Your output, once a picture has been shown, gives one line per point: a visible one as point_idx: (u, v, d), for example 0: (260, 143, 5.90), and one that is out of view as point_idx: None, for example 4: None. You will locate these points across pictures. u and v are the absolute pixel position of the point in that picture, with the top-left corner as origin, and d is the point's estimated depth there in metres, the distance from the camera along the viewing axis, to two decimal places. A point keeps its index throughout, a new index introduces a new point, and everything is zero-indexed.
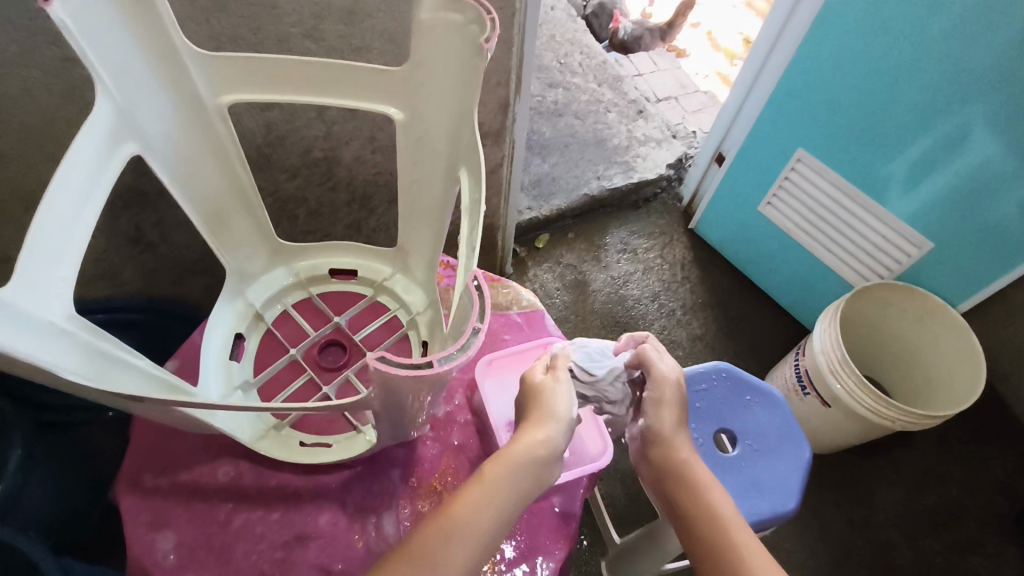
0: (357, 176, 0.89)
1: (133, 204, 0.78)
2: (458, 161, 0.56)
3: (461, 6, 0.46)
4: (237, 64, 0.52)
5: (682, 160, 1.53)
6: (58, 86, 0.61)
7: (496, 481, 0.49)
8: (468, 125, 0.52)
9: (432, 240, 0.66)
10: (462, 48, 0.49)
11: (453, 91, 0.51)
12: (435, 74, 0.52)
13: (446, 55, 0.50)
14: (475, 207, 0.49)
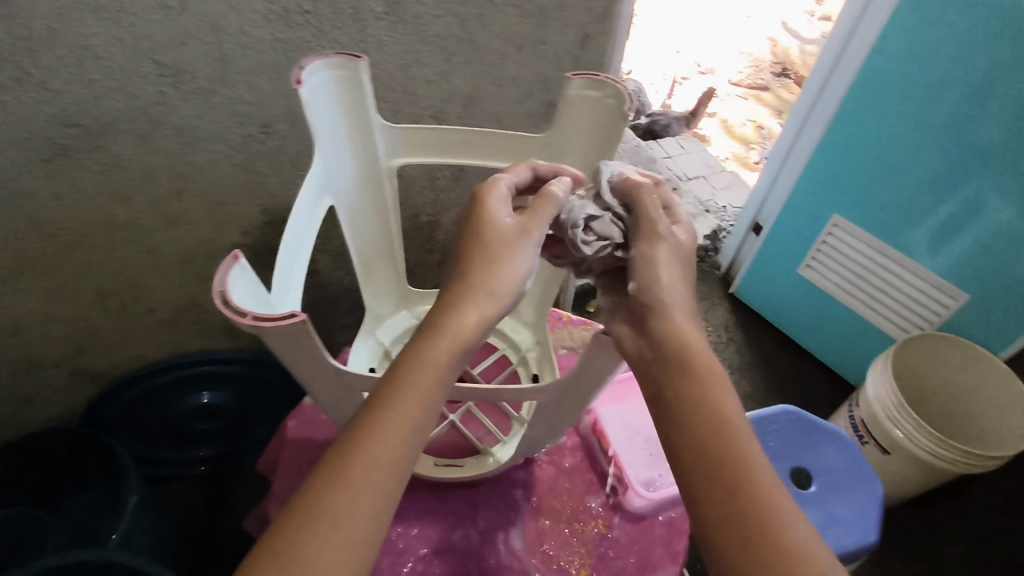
0: (451, 239, 1.01)
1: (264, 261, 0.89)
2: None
3: (602, 83, 0.60)
4: (415, 136, 0.64)
5: (716, 232, 1.63)
6: (236, 156, 0.74)
7: (432, 358, 0.44)
8: (601, 175, 0.64)
9: (546, 283, 0.78)
10: (599, 117, 0.62)
11: (586, 151, 0.65)
12: (571, 137, 0.65)
13: (584, 122, 0.64)
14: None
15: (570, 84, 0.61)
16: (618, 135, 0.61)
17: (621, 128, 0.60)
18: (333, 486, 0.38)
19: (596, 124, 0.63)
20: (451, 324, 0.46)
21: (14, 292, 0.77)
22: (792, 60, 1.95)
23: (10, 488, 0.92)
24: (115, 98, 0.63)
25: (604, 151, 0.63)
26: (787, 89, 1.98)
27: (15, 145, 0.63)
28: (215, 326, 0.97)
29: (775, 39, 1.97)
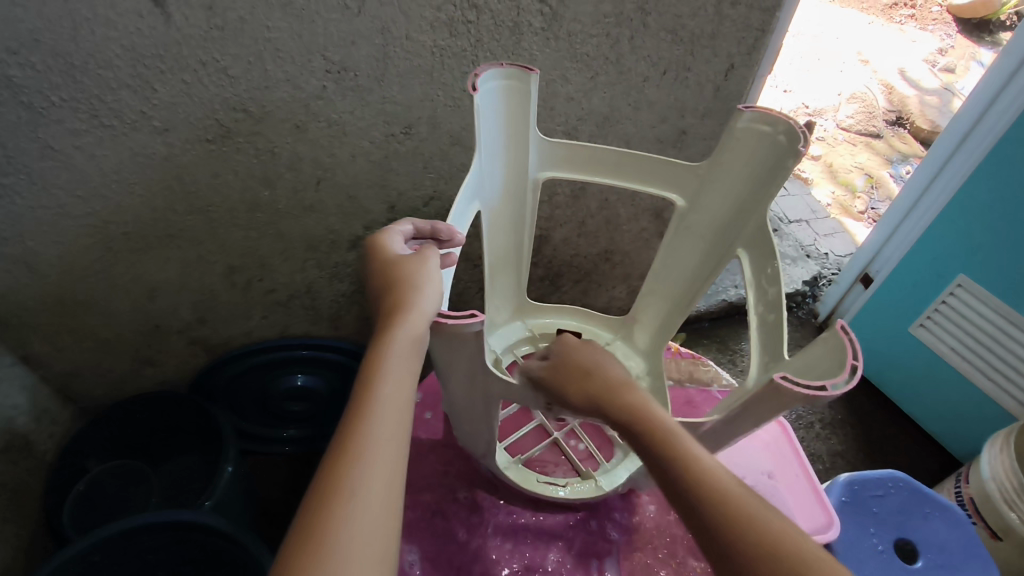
0: (557, 255, 1.00)
1: None
2: (726, 244, 0.68)
3: (773, 119, 0.60)
4: (572, 152, 0.67)
5: (817, 279, 1.56)
6: (375, 152, 0.76)
7: (399, 343, 0.44)
8: (755, 212, 0.63)
9: (669, 312, 0.78)
10: (763, 153, 0.62)
11: (739, 188, 0.65)
12: (726, 172, 0.65)
13: (746, 156, 0.63)
14: (773, 277, 0.59)
15: (741, 116, 0.61)
16: (783, 174, 0.60)
17: (788, 167, 0.59)
18: (349, 472, 0.38)
19: (756, 162, 0.63)
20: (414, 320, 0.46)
21: (156, 259, 0.82)
22: (908, 109, 1.75)
23: (112, 440, 0.95)
24: (283, 88, 0.67)
25: (764, 188, 0.62)
26: (901, 139, 1.75)
27: (189, 124, 0.67)
28: (322, 316, 0.99)
29: (890, 85, 1.79)
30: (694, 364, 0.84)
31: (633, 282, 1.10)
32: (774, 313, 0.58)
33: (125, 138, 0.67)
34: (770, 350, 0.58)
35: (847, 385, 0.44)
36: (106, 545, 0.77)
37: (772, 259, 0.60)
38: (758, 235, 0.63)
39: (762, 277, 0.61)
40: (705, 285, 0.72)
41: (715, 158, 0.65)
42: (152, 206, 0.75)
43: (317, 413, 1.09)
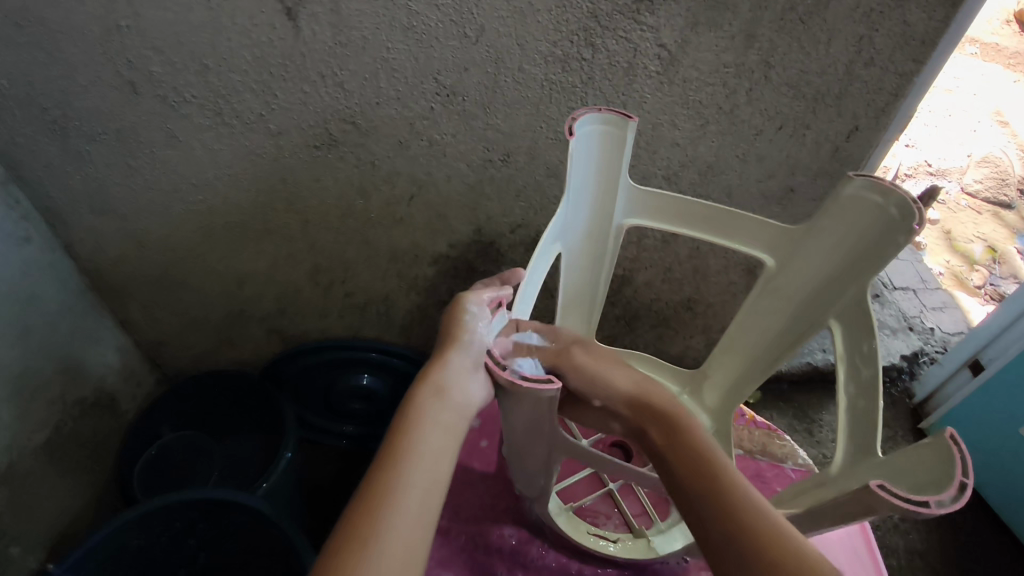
0: (637, 297, 0.98)
1: (460, 274, 0.91)
2: (817, 316, 0.60)
3: (886, 189, 0.51)
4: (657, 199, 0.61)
5: (917, 355, 1.43)
6: (470, 176, 0.77)
7: (427, 401, 0.50)
8: (853, 287, 0.55)
9: (742, 376, 0.70)
10: (870, 225, 0.53)
11: (840, 259, 0.57)
12: (826, 240, 0.57)
13: (853, 226, 0.55)
14: (870, 360, 0.51)
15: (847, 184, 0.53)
16: (892, 251, 0.51)
17: (899, 245, 0.51)
18: (370, 519, 0.42)
19: (862, 233, 0.54)
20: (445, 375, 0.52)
21: (252, 250, 0.86)
22: None
23: (187, 410, 1.00)
24: (393, 106, 0.69)
25: (867, 264, 0.54)
26: None
27: (301, 130, 0.70)
28: (396, 324, 1.01)
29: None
30: (770, 436, 0.77)
31: (713, 334, 1.05)
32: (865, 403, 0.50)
33: (241, 137, 0.71)
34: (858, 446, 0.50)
35: (955, 504, 0.37)
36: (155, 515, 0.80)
37: (871, 337, 0.52)
38: (855, 311, 0.55)
39: (854, 358, 0.53)
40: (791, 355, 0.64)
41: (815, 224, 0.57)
42: (255, 201, 0.79)
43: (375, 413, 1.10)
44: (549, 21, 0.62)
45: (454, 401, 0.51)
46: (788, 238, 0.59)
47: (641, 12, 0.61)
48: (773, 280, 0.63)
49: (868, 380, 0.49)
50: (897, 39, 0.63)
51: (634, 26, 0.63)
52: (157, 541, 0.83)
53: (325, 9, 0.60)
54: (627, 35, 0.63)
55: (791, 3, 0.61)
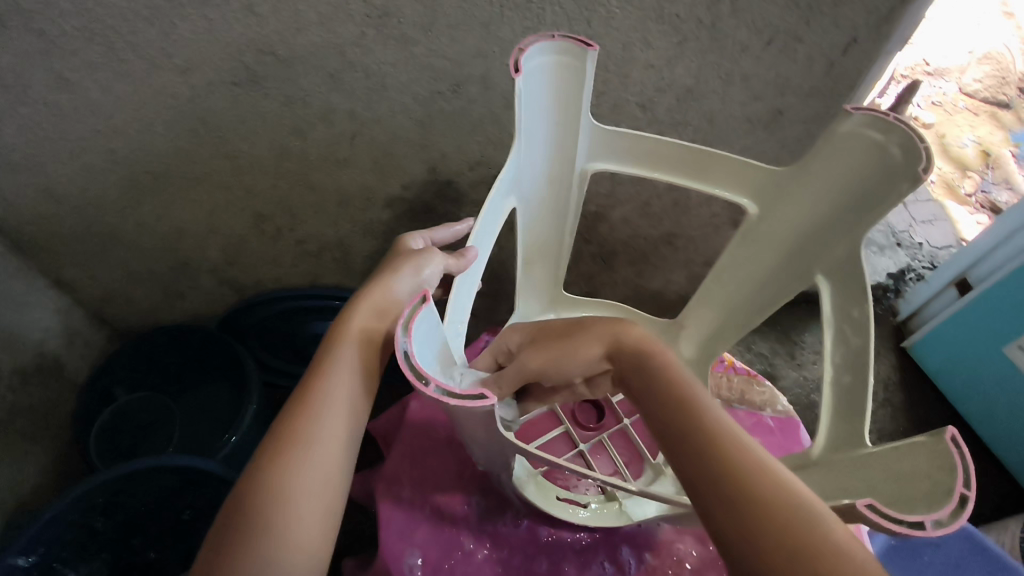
0: (612, 233, 0.91)
1: (418, 218, 0.83)
2: (803, 268, 0.54)
3: (888, 125, 0.44)
4: (625, 140, 0.54)
5: (903, 272, 1.39)
6: (418, 111, 0.68)
7: (366, 313, 0.50)
8: (845, 238, 0.49)
9: (721, 328, 0.66)
10: (867, 167, 0.46)
11: (827, 208, 0.50)
12: (815, 186, 0.50)
13: (846, 171, 0.48)
14: (859, 324, 0.45)
15: (846, 120, 0.45)
16: (891, 198, 0.45)
17: (900, 194, 0.44)
18: (300, 425, 0.44)
19: (855, 180, 0.47)
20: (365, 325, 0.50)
21: (184, 201, 0.77)
22: None
23: (139, 368, 0.95)
24: (317, 32, 0.58)
25: (859, 215, 0.47)
26: None
27: (213, 64, 0.60)
28: (355, 271, 0.94)
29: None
30: (748, 382, 0.74)
31: (694, 267, 1.00)
32: (849, 375, 0.45)
33: (144, 75, 0.61)
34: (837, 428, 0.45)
35: (951, 521, 0.32)
36: (111, 485, 0.75)
37: (861, 302, 0.46)
38: (845, 266, 0.49)
39: (842, 320, 0.47)
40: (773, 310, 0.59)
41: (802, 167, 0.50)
42: (176, 147, 0.69)
43: None
44: None
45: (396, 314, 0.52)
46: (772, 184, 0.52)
47: None
48: (754, 230, 0.56)
49: (859, 345, 0.44)
50: None
51: None
52: (120, 500, 0.79)
53: None
54: None
55: None
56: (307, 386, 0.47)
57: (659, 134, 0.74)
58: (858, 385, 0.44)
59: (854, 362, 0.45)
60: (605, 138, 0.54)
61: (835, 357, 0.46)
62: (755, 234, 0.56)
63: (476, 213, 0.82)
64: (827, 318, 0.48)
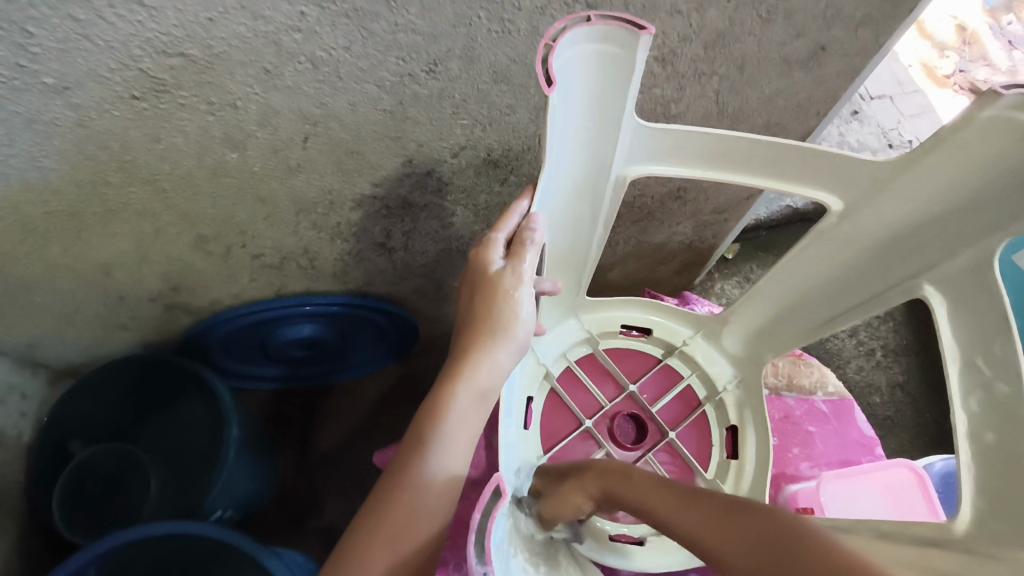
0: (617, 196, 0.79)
1: (393, 215, 0.69)
2: (903, 271, 0.50)
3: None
4: (671, 139, 0.49)
5: None
6: (384, 100, 0.52)
7: (461, 404, 0.47)
8: (976, 244, 0.44)
9: (782, 321, 0.62)
10: (1011, 159, 0.40)
11: (939, 203, 0.45)
12: (924, 179, 0.45)
13: (973, 162, 0.42)
14: (1004, 364, 0.41)
15: (992, 105, 0.39)
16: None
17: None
18: (374, 547, 0.41)
19: (984, 174, 0.41)
20: (464, 416, 0.47)
21: (102, 237, 0.62)
22: None
23: (96, 419, 0.83)
24: (237, 18, 0.42)
25: (988, 215, 0.42)
26: None
27: (99, 78, 0.44)
28: (323, 275, 0.80)
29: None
30: (795, 365, 0.72)
31: (702, 217, 0.88)
32: (993, 433, 0.41)
33: (6, 101, 0.44)
34: (987, 491, 0.41)
35: None
36: (110, 558, 0.68)
37: (1001, 333, 0.42)
38: (978, 273, 0.44)
39: (975, 352, 0.44)
40: (862, 310, 0.54)
41: (910, 160, 0.44)
42: (74, 179, 0.53)
43: (321, 353, 0.93)
44: None
45: (490, 397, 0.48)
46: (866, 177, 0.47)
47: None
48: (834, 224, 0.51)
49: (1008, 393, 0.41)
50: None
51: None
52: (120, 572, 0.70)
53: None
54: None
55: None
56: (391, 492, 0.43)
57: (680, 90, 0.60)
58: (1012, 444, 0.40)
59: (997, 417, 0.41)
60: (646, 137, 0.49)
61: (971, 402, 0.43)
62: (835, 228, 0.52)
63: (464, 200, 0.68)
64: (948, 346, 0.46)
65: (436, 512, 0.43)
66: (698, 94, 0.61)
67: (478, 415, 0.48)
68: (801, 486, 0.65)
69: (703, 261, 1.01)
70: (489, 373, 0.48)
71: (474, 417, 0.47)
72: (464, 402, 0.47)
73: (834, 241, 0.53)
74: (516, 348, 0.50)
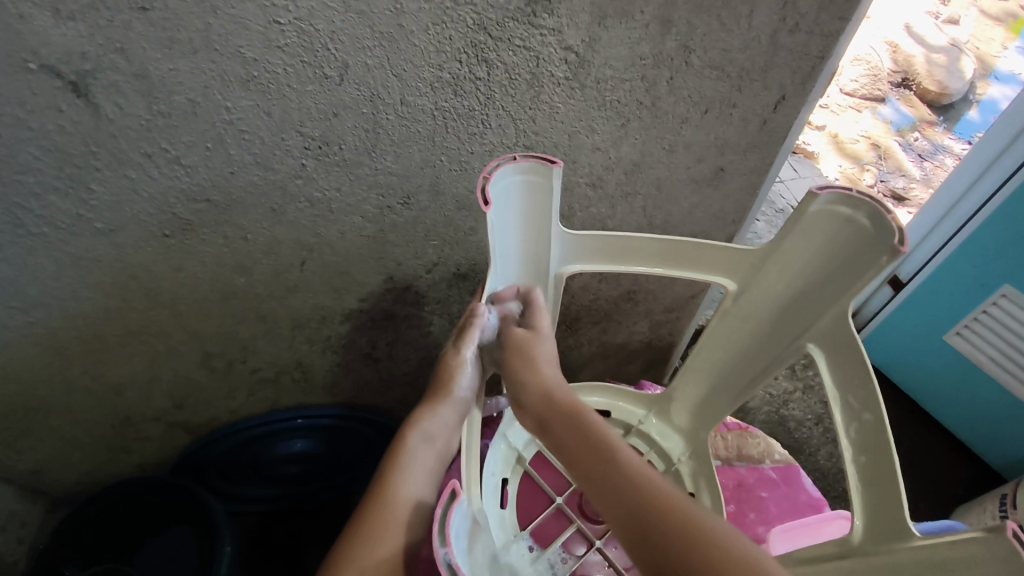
0: (575, 301, 0.90)
1: (376, 326, 0.79)
2: (794, 332, 0.63)
3: (855, 201, 0.54)
4: (594, 244, 0.63)
5: None
6: (368, 226, 0.64)
7: (416, 444, 0.56)
8: (832, 306, 0.58)
9: (717, 389, 0.74)
10: (842, 238, 0.56)
11: (805, 276, 0.61)
12: (789, 260, 0.61)
13: (821, 240, 0.58)
14: (865, 398, 0.54)
15: (816, 199, 0.55)
16: (873, 268, 0.53)
17: (881, 263, 0.53)
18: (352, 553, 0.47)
19: (827, 249, 0.58)
20: (421, 453, 0.56)
21: (119, 358, 0.70)
22: (915, 69, 1.52)
23: (96, 542, 0.86)
24: (252, 171, 0.55)
25: (839, 280, 0.57)
26: (908, 102, 1.53)
27: (139, 221, 0.55)
28: (314, 387, 0.87)
29: (895, 44, 1.56)
30: (743, 437, 0.81)
31: (656, 316, 0.99)
32: (864, 455, 0.54)
33: (63, 243, 0.55)
34: (871, 513, 0.52)
35: None
36: None
37: (865, 372, 0.54)
38: (840, 328, 0.57)
39: (846, 391, 0.56)
40: (769, 373, 0.67)
41: (775, 246, 0.61)
42: (105, 305, 0.63)
43: (313, 472, 0.97)
44: (428, 42, 0.50)
45: (441, 443, 0.57)
46: (748, 262, 0.63)
47: (539, 14, 0.50)
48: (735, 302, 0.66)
49: (870, 420, 0.53)
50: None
51: (533, 31, 0.52)
52: None
53: (127, 77, 0.45)
54: (525, 43, 0.52)
55: None
56: (359, 514, 0.51)
57: (612, 208, 0.73)
58: (876, 461, 0.53)
59: (868, 443, 0.54)
60: (569, 243, 0.62)
61: (849, 434, 0.55)
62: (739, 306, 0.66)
63: (439, 309, 0.78)
64: (831, 388, 0.57)
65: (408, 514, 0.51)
66: (628, 210, 0.74)
67: (433, 450, 0.57)
68: (762, 546, 0.70)
69: (665, 358, 1.09)
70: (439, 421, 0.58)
71: (431, 459, 0.56)
72: (417, 444, 0.56)
73: (740, 317, 0.68)
74: (458, 406, 0.59)
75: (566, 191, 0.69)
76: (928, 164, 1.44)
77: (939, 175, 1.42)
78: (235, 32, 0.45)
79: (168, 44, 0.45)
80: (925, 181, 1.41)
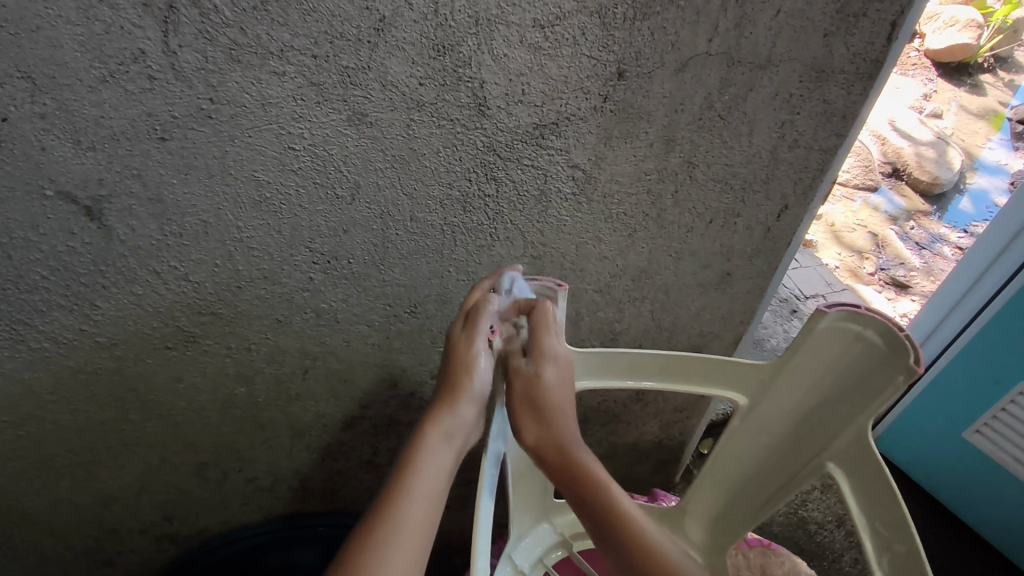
0: (582, 402, 0.87)
1: (378, 432, 0.76)
2: (811, 449, 0.64)
3: (864, 318, 0.56)
4: (609, 361, 0.63)
5: None
6: (374, 334, 0.63)
7: (437, 434, 0.54)
8: (851, 424, 0.59)
9: (735, 503, 0.73)
10: (853, 354, 0.59)
11: (815, 391, 0.62)
12: (799, 375, 0.62)
13: (832, 356, 0.60)
14: (894, 526, 0.53)
15: (824, 318, 0.58)
16: (889, 386, 0.56)
17: (897, 382, 0.55)
18: (392, 504, 0.49)
19: (836, 365, 0.60)
20: (439, 452, 0.53)
21: (110, 470, 0.67)
22: (905, 160, 1.51)
23: None
24: (260, 285, 0.55)
25: (852, 394, 0.59)
26: (901, 192, 1.53)
27: (142, 334, 0.55)
28: (311, 494, 0.83)
29: (884, 136, 1.56)
30: (766, 554, 0.76)
31: (666, 416, 0.96)
32: None
33: (62, 356, 0.54)
34: None
35: None
36: None
37: (892, 497, 0.53)
38: (860, 446, 0.58)
39: (873, 518, 0.55)
40: (791, 488, 0.67)
41: (783, 362, 0.63)
42: (99, 418, 0.61)
43: None
44: (438, 163, 0.51)
45: (465, 427, 0.56)
46: (755, 379, 0.64)
47: (546, 136, 0.52)
48: (746, 416, 0.67)
49: (904, 551, 0.52)
50: (819, 118, 0.57)
51: (541, 151, 0.53)
52: None
53: (142, 200, 0.46)
54: (533, 162, 0.53)
55: (709, 101, 0.54)
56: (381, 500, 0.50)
57: (619, 311, 0.72)
58: None
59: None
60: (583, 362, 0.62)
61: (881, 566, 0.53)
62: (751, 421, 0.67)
63: None
64: (858, 514, 0.56)
65: (434, 489, 0.52)
66: (636, 314, 0.73)
67: (455, 445, 0.55)
68: None
69: (676, 459, 1.05)
70: (458, 417, 0.55)
71: (453, 444, 0.55)
72: (441, 433, 0.54)
73: (752, 429, 0.68)
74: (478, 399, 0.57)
75: (574, 296, 0.68)
76: (926, 254, 1.44)
77: (939, 265, 1.42)
78: (250, 158, 0.46)
79: (184, 170, 0.45)
80: (926, 272, 1.41)
